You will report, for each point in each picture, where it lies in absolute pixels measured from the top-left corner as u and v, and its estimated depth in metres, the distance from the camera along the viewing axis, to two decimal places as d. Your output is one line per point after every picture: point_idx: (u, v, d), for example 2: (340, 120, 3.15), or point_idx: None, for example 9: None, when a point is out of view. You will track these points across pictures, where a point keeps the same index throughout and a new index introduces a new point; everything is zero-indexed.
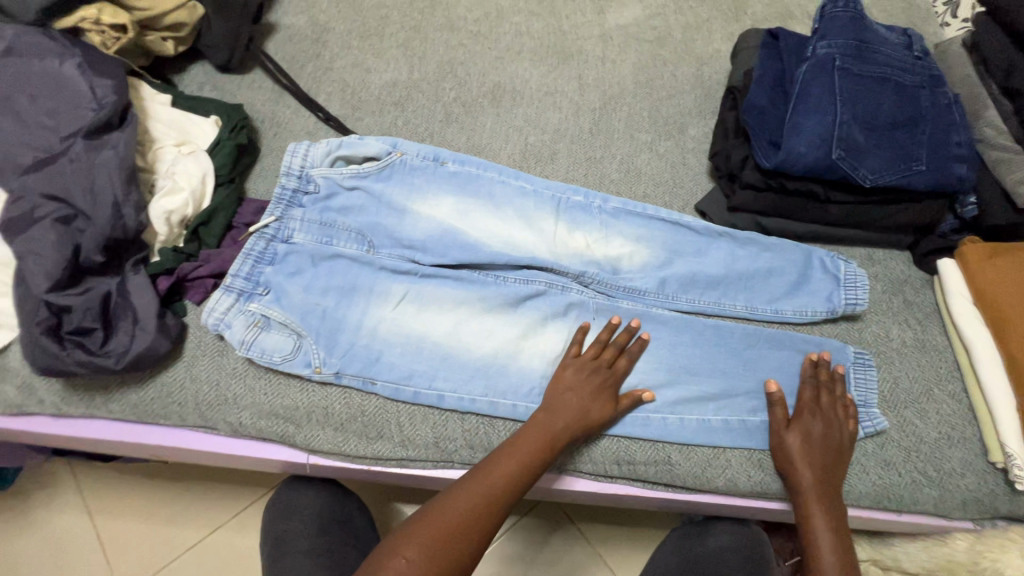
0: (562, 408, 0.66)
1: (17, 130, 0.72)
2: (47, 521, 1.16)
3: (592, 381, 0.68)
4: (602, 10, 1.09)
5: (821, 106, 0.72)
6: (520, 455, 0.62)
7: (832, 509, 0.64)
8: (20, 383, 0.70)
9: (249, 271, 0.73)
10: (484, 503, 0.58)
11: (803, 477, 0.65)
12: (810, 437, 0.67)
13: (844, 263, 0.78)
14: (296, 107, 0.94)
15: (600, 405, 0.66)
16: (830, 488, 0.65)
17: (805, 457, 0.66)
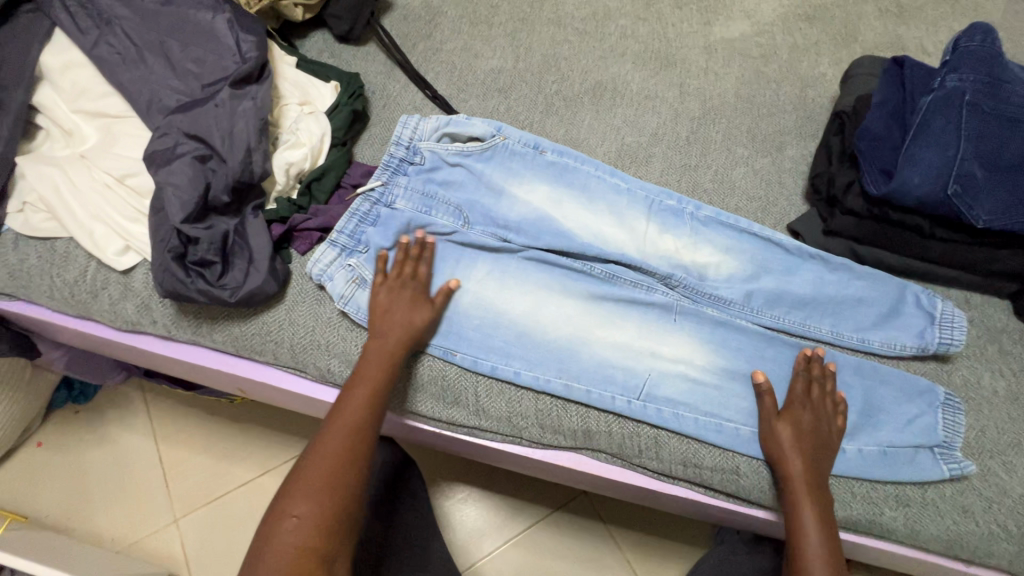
0: (385, 333, 0.70)
1: (168, 73, 0.79)
2: (117, 438, 1.24)
3: (398, 300, 0.72)
4: (709, 22, 1.09)
5: (943, 140, 0.71)
6: (357, 387, 0.66)
7: (821, 509, 0.64)
8: (139, 303, 0.77)
9: (354, 230, 0.78)
10: (351, 437, 0.64)
11: (794, 467, 0.65)
12: (798, 427, 0.67)
13: (941, 302, 0.76)
14: (405, 83, 0.98)
15: (392, 320, 0.70)
16: (819, 486, 0.65)
17: (793, 448, 0.66)
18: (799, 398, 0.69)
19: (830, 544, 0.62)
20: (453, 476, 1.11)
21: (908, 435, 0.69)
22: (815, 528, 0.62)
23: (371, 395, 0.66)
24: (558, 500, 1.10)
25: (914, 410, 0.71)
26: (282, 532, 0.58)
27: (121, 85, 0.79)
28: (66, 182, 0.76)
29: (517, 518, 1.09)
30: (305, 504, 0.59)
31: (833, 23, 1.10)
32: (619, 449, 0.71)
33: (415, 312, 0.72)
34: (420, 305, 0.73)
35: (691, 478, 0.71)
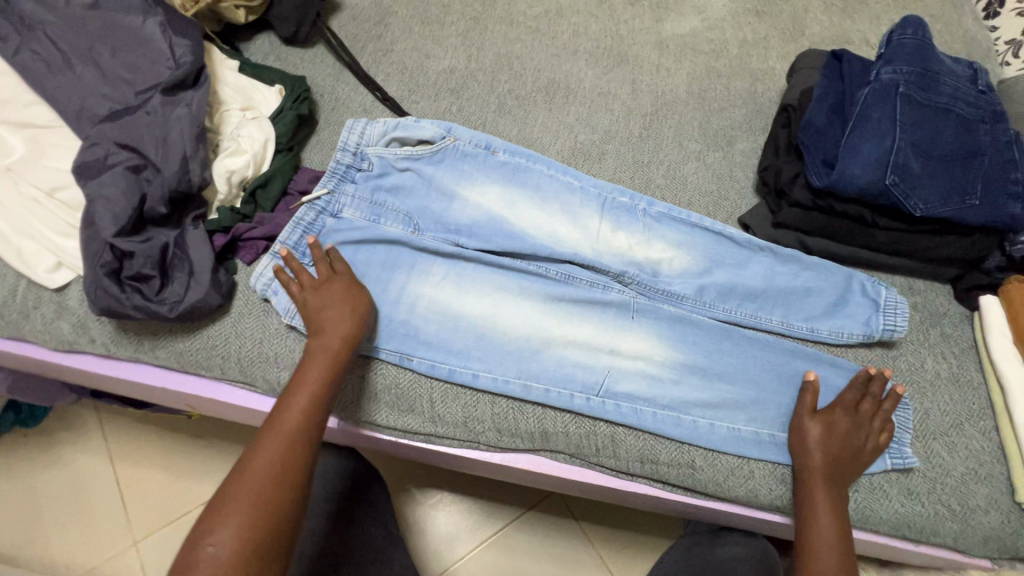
0: (320, 331, 0.66)
1: (98, 80, 0.75)
2: (70, 461, 1.19)
3: (333, 301, 0.69)
4: (660, 18, 1.09)
5: (881, 130, 0.72)
6: (293, 396, 0.62)
7: (835, 506, 0.64)
8: (75, 322, 0.73)
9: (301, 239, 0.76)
10: (289, 447, 0.58)
11: (813, 460, 0.67)
12: (831, 429, 0.68)
13: (886, 290, 0.78)
14: (354, 85, 0.97)
15: (324, 321, 0.67)
16: (838, 486, 0.65)
17: (819, 448, 0.67)
18: (839, 403, 0.69)
19: (841, 548, 0.62)
20: (422, 482, 1.10)
21: None
22: (824, 528, 0.63)
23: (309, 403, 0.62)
24: (529, 500, 1.10)
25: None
26: (209, 548, 0.51)
27: (47, 94, 0.75)
28: None
29: (489, 521, 1.08)
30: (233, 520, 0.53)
31: (781, 17, 1.12)
32: (576, 449, 0.71)
33: (351, 310, 0.68)
34: (359, 304, 0.69)
35: (649, 474, 0.71)
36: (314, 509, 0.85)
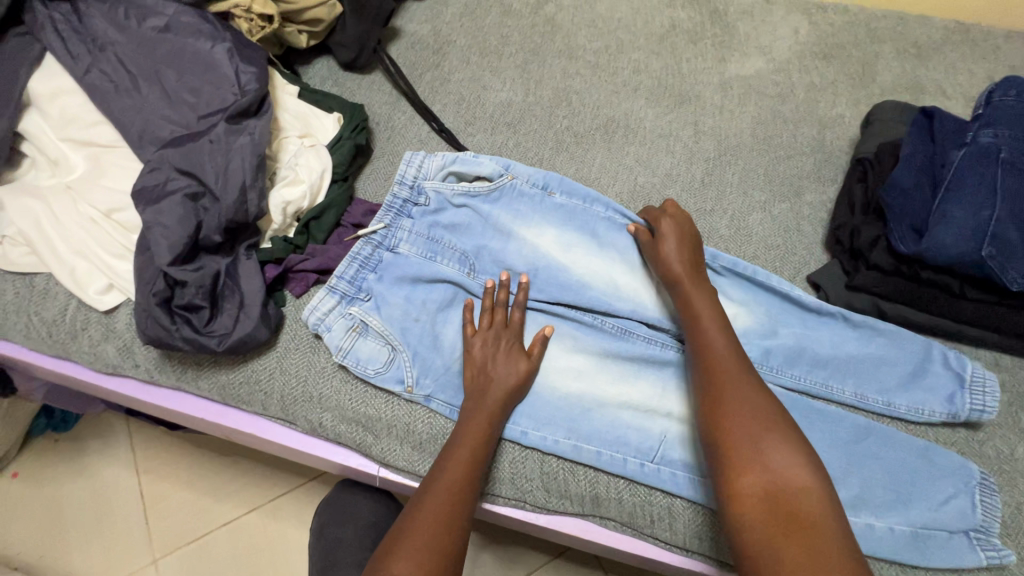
0: (484, 387, 0.66)
1: (163, 103, 0.75)
2: (97, 470, 1.18)
3: (498, 358, 0.68)
4: (723, 58, 1.06)
5: (977, 198, 0.67)
6: (460, 446, 0.62)
7: (711, 301, 0.67)
8: (121, 345, 0.72)
9: (353, 276, 0.73)
10: (454, 497, 0.59)
11: (679, 273, 0.69)
12: (674, 238, 0.72)
13: (972, 363, 0.71)
14: (411, 114, 0.95)
15: (493, 379, 0.67)
16: (704, 284, 0.69)
17: (676, 258, 0.70)
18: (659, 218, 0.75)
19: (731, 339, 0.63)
20: None
21: (942, 517, 0.64)
22: (713, 325, 0.64)
23: (475, 455, 0.62)
24: (555, 547, 1.05)
25: (946, 485, 0.66)
26: None
27: (112, 114, 0.75)
28: (48, 215, 0.72)
29: (515, 567, 1.03)
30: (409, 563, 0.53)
31: (850, 62, 1.07)
32: (629, 517, 0.67)
33: (514, 368, 0.68)
34: (522, 365, 0.68)
35: (709, 552, 0.65)
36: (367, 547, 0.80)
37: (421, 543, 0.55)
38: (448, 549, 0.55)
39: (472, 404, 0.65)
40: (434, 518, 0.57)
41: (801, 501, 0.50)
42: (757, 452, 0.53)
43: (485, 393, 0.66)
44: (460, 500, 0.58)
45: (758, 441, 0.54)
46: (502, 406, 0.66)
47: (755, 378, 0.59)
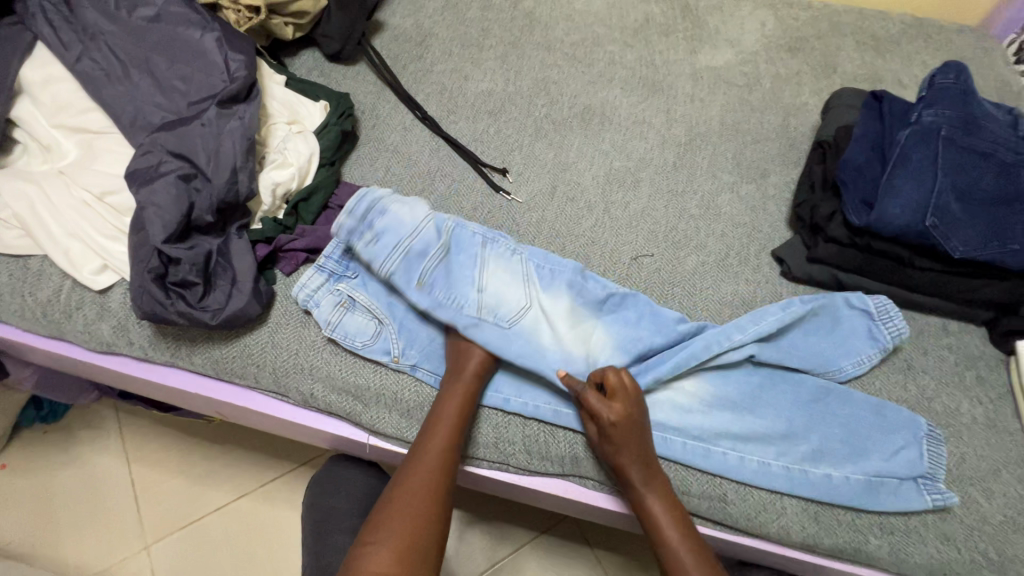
0: (461, 369, 0.69)
1: (153, 90, 0.78)
2: (87, 460, 1.19)
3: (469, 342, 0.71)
4: (694, 50, 1.12)
5: (921, 173, 0.73)
6: (437, 425, 0.65)
7: (663, 492, 0.65)
8: (116, 324, 0.75)
9: (340, 256, 0.76)
10: (434, 476, 0.62)
11: (631, 472, 0.65)
12: (622, 432, 0.65)
13: (869, 296, 0.78)
14: (395, 103, 0.99)
15: (469, 361, 0.69)
16: (652, 467, 0.66)
17: (628, 454, 0.65)
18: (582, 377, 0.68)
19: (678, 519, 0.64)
20: None
21: (893, 465, 0.69)
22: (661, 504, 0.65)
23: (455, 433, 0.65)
24: (544, 523, 1.09)
25: (897, 435, 0.71)
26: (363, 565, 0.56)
27: (104, 101, 0.77)
28: (42, 198, 0.74)
29: (504, 542, 1.07)
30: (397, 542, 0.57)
31: (813, 54, 1.13)
32: (605, 475, 0.71)
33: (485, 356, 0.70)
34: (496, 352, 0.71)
35: None
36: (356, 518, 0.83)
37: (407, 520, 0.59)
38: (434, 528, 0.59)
39: (449, 386, 0.68)
40: (420, 501, 0.60)
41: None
42: None
43: (460, 376, 0.68)
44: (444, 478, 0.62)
45: None
46: (478, 385, 0.69)
47: (706, 555, 0.63)
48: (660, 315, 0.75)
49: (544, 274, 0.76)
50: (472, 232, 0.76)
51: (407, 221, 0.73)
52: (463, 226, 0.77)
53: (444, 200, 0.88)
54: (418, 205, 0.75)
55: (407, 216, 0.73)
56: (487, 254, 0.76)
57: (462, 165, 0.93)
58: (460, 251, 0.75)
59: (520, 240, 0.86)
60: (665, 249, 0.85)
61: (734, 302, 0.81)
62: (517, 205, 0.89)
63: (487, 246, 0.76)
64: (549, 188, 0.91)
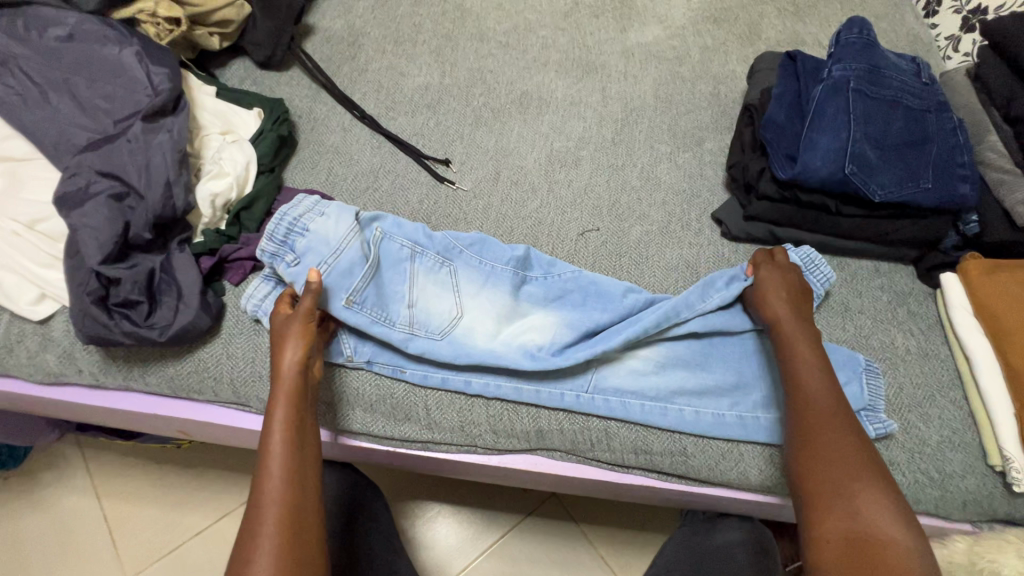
0: (282, 358, 0.63)
1: (74, 110, 0.76)
2: (55, 500, 1.16)
3: (283, 346, 0.64)
4: (624, 29, 1.14)
5: (836, 124, 0.78)
6: (276, 414, 0.61)
7: (818, 355, 0.68)
8: (60, 353, 0.73)
9: (284, 235, 0.72)
10: (292, 462, 0.59)
11: (784, 319, 0.71)
12: (784, 282, 0.75)
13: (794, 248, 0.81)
14: (332, 105, 0.98)
15: (286, 351, 0.63)
16: (807, 329, 0.70)
17: (781, 301, 0.73)
18: (777, 265, 0.77)
19: (833, 393, 0.64)
20: (421, 496, 1.10)
21: None
22: (819, 373, 0.66)
23: (292, 438, 0.60)
24: (529, 505, 1.10)
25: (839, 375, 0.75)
26: None
27: (25, 127, 0.75)
28: None
29: (490, 528, 1.08)
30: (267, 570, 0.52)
31: (737, 23, 1.17)
32: (572, 445, 0.73)
33: (306, 351, 0.64)
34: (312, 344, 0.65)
35: (643, 464, 0.73)
36: (331, 520, 0.83)
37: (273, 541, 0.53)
38: (309, 538, 0.55)
39: (274, 395, 0.62)
40: (278, 518, 0.55)
41: (889, 556, 0.54)
42: (850, 498, 0.57)
43: (281, 380, 0.62)
44: (301, 486, 0.58)
45: (856, 500, 0.57)
46: (305, 380, 0.63)
47: (853, 427, 0.62)
48: (606, 295, 0.77)
49: (479, 276, 0.77)
50: (399, 246, 0.76)
51: (332, 242, 0.72)
52: (390, 238, 0.76)
53: (390, 195, 0.89)
54: (343, 222, 0.74)
55: (331, 237, 0.73)
56: (416, 267, 0.75)
57: (404, 160, 0.93)
58: (387, 269, 0.75)
59: (469, 226, 0.87)
60: (610, 222, 0.88)
61: (679, 266, 0.84)
62: (463, 193, 0.90)
63: (415, 259, 0.76)
64: (493, 174, 0.92)
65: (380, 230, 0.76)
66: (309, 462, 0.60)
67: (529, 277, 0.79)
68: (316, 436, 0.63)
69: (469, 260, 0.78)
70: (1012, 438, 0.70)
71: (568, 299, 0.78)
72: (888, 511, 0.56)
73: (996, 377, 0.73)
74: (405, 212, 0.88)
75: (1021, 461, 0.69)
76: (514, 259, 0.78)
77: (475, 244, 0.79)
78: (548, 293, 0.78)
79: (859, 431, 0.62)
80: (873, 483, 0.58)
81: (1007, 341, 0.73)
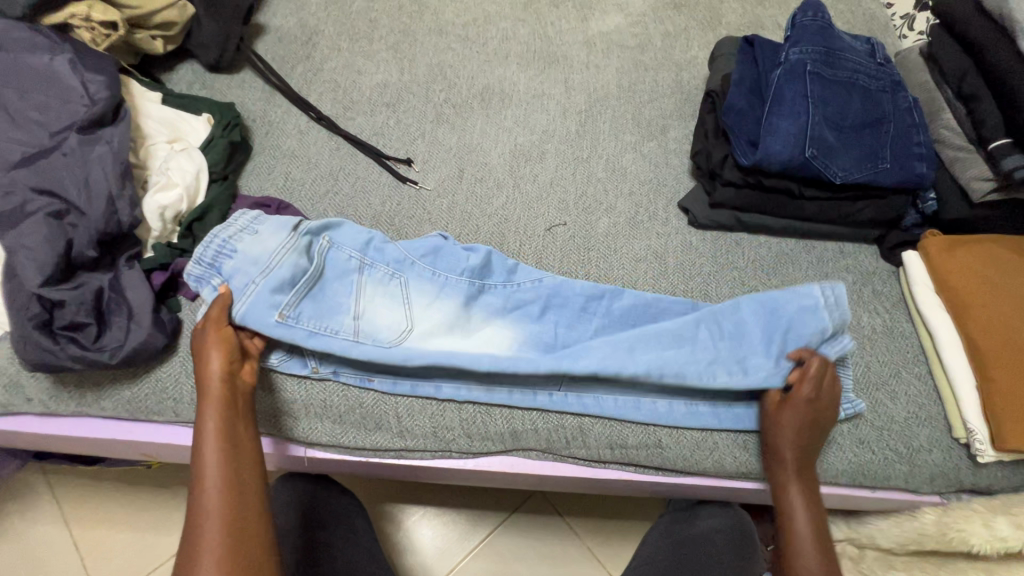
0: (205, 369, 0.62)
1: (4, 123, 0.70)
2: (19, 530, 1.10)
3: (205, 355, 0.63)
4: (585, 18, 1.13)
5: (796, 108, 0.78)
6: (209, 424, 0.60)
7: (808, 489, 0.68)
8: (6, 382, 0.69)
9: (212, 257, 0.69)
10: (229, 467, 0.58)
11: (785, 454, 0.68)
12: (801, 413, 0.68)
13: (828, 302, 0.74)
14: (287, 107, 0.95)
15: (209, 361, 0.62)
16: (807, 470, 0.68)
17: (790, 447, 0.68)
18: (807, 380, 0.69)
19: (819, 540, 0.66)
20: (403, 501, 1.08)
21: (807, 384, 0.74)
22: (803, 502, 0.67)
23: (225, 444, 0.59)
24: (513, 502, 1.10)
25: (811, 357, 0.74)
26: None
27: None
28: None
29: (475, 528, 1.08)
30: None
31: (698, 9, 1.17)
32: (547, 444, 0.72)
33: (228, 357, 0.63)
34: (233, 348, 0.64)
35: (620, 458, 0.73)
36: (307, 534, 0.82)
37: (215, 549, 0.54)
38: (253, 539, 0.55)
39: (203, 405, 0.61)
40: (220, 523, 0.55)
41: None
42: None
43: (207, 390, 0.61)
44: (240, 490, 0.57)
45: None
46: (232, 386, 0.63)
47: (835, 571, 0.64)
48: (571, 302, 0.77)
49: (432, 287, 0.75)
50: (346, 257, 0.74)
51: (262, 262, 0.69)
52: (337, 249, 0.74)
53: (350, 199, 0.86)
54: (277, 236, 0.71)
55: (259, 257, 0.69)
56: (364, 279, 0.74)
57: (365, 161, 0.90)
58: (330, 283, 0.72)
59: (433, 227, 0.85)
60: (577, 216, 0.87)
61: (648, 257, 0.84)
62: (426, 193, 0.88)
63: (364, 271, 0.74)
64: (457, 172, 0.90)
65: (328, 240, 0.74)
66: (247, 465, 0.60)
67: (487, 286, 0.77)
68: (254, 439, 0.63)
69: (422, 271, 0.76)
70: (975, 410, 0.71)
71: (526, 310, 0.76)
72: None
73: (959, 351, 0.75)
74: (367, 215, 0.85)
75: (983, 432, 0.70)
76: (469, 267, 0.77)
77: (429, 255, 0.77)
78: (507, 303, 0.76)
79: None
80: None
81: (968, 316, 0.75)
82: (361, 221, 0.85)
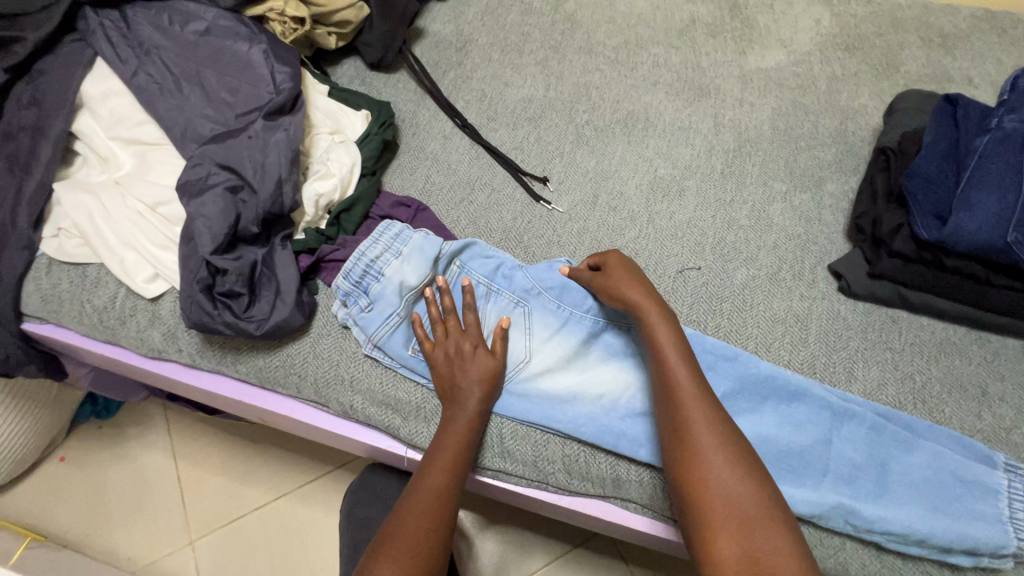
0: (464, 380, 0.68)
1: (203, 102, 0.79)
2: (135, 454, 1.22)
3: (467, 373, 0.68)
4: (744, 51, 1.07)
5: (1002, 185, 0.69)
6: (454, 422, 0.66)
7: (674, 329, 0.65)
8: (165, 331, 0.77)
9: (360, 276, 0.74)
10: (455, 464, 0.63)
11: (635, 294, 0.68)
12: (624, 265, 0.72)
13: (999, 471, 0.66)
14: (435, 111, 0.98)
15: (472, 370, 0.68)
16: (662, 307, 0.67)
17: (633, 286, 0.69)
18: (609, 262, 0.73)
19: (697, 385, 0.61)
20: (469, 510, 1.08)
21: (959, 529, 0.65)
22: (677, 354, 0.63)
23: (463, 445, 0.64)
24: (578, 537, 1.06)
25: (984, 520, 0.63)
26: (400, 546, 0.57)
27: (156, 114, 0.79)
28: (100, 209, 0.76)
29: (535, 556, 1.05)
30: (413, 546, 0.57)
31: (873, 53, 1.06)
32: (650, 500, 0.68)
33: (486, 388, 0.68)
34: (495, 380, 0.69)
35: None
36: None
37: (419, 530, 0.58)
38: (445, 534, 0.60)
39: (455, 404, 0.67)
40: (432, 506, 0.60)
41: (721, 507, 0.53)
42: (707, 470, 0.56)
43: (462, 392, 0.67)
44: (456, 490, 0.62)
45: (719, 480, 0.55)
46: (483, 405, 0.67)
47: (724, 424, 0.58)
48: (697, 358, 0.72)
49: (555, 320, 0.74)
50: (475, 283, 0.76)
51: (404, 285, 0.73)
52: (467, 274, 0.76)
53: (484, 210, 0.87)
54: (416, 262, 0.74)
55: (402, 279, 0.74)
56: (490, 308, 0.75)
57: (502, 174, 0.91)
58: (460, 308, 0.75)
59: (562, 250, 0.84)
60: (713, 262, 0.82)
61: (787, 319, 0.77)
62: (558, 214, 0.87)
63: (490, 298, 0.75)
64: (591, 197, 0.89)
65: (460, 265, 0.77)
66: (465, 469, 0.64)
67: (610, 325, 0.75)
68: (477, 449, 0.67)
69: (547, 303, 0.75)
70: None
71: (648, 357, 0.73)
72: (744, 543, 0.51)
73: None
74: (497, 229, 0.86)
75: None
76: (596, 306, 0.75)
77: (556, 288, 0.75)
78: (628, 347, 0.73)
79: (730, 428, 0.58)
80: (761, 525, 0.52)
81: None
82: (492, 233, 0.85)
